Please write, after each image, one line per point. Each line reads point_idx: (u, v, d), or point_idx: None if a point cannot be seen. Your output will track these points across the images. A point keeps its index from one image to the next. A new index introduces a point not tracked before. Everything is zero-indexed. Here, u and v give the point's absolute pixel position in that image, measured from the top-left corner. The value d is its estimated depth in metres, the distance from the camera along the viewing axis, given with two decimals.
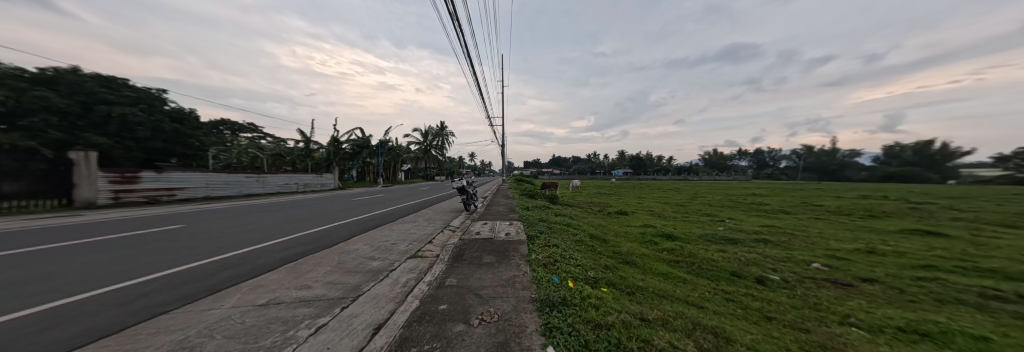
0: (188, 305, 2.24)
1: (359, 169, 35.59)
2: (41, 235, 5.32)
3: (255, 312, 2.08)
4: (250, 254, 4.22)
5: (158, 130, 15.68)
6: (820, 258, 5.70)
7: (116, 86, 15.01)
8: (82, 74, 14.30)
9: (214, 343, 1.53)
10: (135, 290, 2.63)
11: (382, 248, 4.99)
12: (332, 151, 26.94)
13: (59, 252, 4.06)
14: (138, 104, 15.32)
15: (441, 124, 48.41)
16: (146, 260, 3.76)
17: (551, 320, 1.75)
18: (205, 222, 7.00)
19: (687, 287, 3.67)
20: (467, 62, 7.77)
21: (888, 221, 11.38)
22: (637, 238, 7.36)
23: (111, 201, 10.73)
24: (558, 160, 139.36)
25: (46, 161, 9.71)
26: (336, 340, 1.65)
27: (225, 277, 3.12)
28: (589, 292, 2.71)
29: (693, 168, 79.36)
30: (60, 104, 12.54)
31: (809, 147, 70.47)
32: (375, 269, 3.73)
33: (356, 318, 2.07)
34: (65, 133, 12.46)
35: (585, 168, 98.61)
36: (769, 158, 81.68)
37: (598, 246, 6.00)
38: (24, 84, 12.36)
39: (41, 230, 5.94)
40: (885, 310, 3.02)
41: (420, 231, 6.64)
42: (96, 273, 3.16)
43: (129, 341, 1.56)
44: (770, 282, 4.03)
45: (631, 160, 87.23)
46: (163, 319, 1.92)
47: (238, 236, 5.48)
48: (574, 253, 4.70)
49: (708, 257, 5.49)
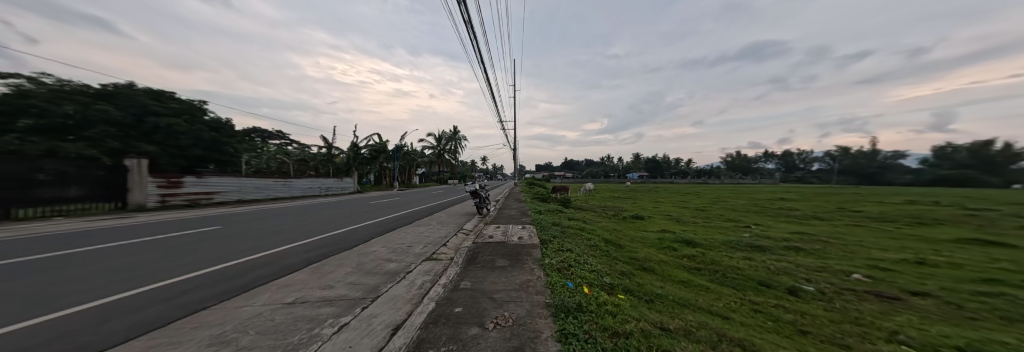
0: (224, 302, 2.40)
1: (377, 173, 36.94)
2: (100, 235, 5.91)
3: (284, 310, 2.19)
4: (276, 255, 4.46)
5: (197, 139, 17.07)
6: (861, 269, 5.25)
7: (164, 99, 16.42)
8: (136, 88, 15.75)
9: (247, 338, 1.63)
10: (179, 286, 2.85)
11: (399, 250, 5.15)
12: (352, 156, 28.18)
13: (113, 251, 4.45)
14: (181, 115, 16.76)
15: (455, 129, 49.47)
16: (188, 258, 4.10)
17: (567, 327, 1.73)
18: (238, 224, 7.45)
19: (711, 297, 3.49)
20: (481, 65, 7.94)
21: (941, 229, 10.29)
22: (654, 244, 7.11)
23: (158, 204, 11.76)
24: (571, 163, 137.89)
25: (103, 167, 10.63)
26: (357, 339, 1.70)
27: (256, 276, 3.31)
28: (605, 299, 2.64)
29: (713, 171, 76.09)
30: (117, 116, 13.92)
31: (844, 148, 65.50)
32: (393, 271, 3.83)
33: (375, 318, 2.14)
34: (120, 142, 13.96)
35: (599, 171, 97.13)
36: (799, 160, 76.50)
37: (614, 252, 5.81)
38: (88, 99, 13.77)
39: (87, 232, 6.40)
40: (940, 327, 2.74)
41: (435, 234, 6.78)
42: (144, 270, 3.47)
43: (176, 334, 1.69)
44: (804, 294, 3.76)
45: (647, 163, 85.12)
46: (202, 315, 2.05)
47: (269, 237, 5.84)
48: (588, 258, 4.62)
49: (733, 265, 5.20)
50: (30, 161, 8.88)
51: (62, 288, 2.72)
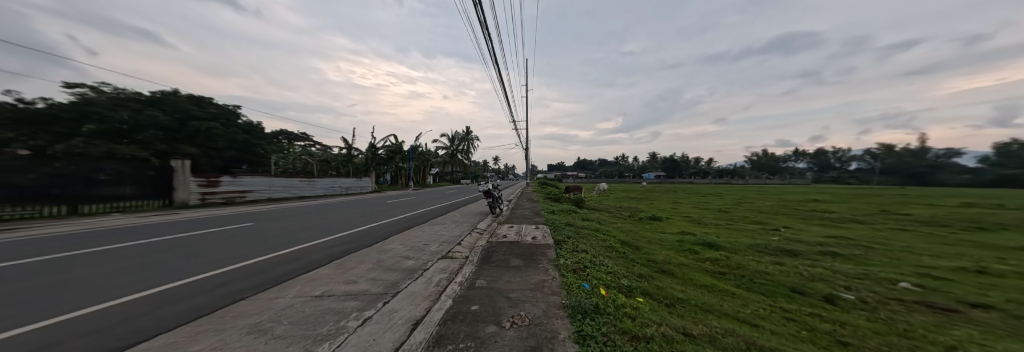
0: (260, 293, 2.57)
1: (393, 173, 38.04)
2: (149, 230, 6.46)
3: (312, 303, 2.32)
4: (303, 250, 4.71)
5: (232, 141, 18.33)
6: (909, 277, 4.80)
7: (204, 104, 17.76)
8: (179, 95, 17.14)
9: (282, 328, 1.74)
10: (219, 278, 3.09)
11: (416, 248, 5.29)
12: (370, 157, 29.21)
13: (161, 245, 4.87)
14: (218, 119, 18.05)
15: (468, 130, 50.03)
16: (225, 253, 4.41)
17: (584, 328, 1.71)
18: (268, 222, 7.93)
19: (736, 302, 3.33)
20: (495, 66, 7.99)
21: (1006, 235, 9.20)
22: (673, 246, 6.87)
23: (199, 201, 12.73)
24: (583, 163, 135.80)
25: (153, 167, 11.64)
26: (380, 333, 1.77)
27: (286, 270, 3.51)
28: (624, 301, 2.59)
29: (736, 171, 72.23)
30: (163, 121, 15.23)
31: (887, 146, 60.07)
32: (411, 268, 3.94)
33: (396, 313, 2.21)
34: (167, 145, 15.26)
35: (613, 171, 95.03)
36: (834, 159, 70.98)
37: (630, 254, 5.67)
38: (140, 105, 15.14)
39: (137, 227, 7.02)
40: (1008, 344, 2.45)
41: (449, 233, 6.91)
42: (188, 263, 3.78)
43: (220, 322, 1.83)
44: (842, 302, 3.50)
45: (664, 163, 82.28)
46: (241, 305, 2.21)
47: (295, 234, 6.17)
48: (604, 260, 4.53)
49: (760, 270, 4.92)
50: (91, 162, 9.88)
51: (116, 280, 2.99)
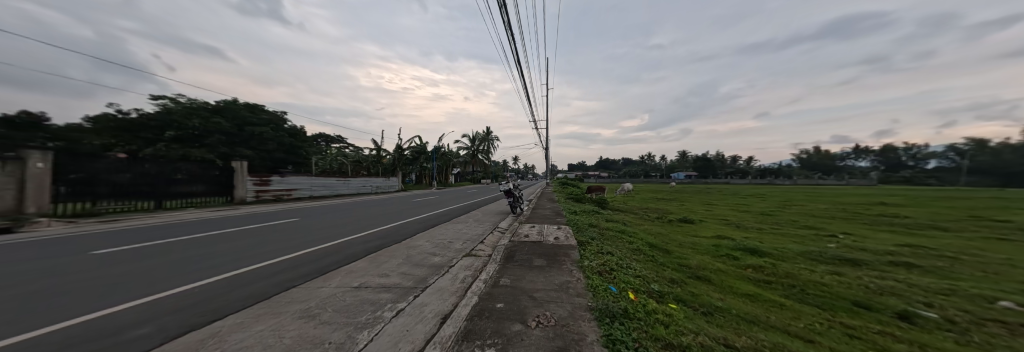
0: (307, 282, 2.82)
1: (418, 173, 39.66)
2: (214, 223, 7.35)
3: (351, 293, 2.49)
4: (341, 245, 5.08)
5: (279, 144, 20.26)
6: (1014, 296, 4.00)
7: (257, 111, 19.83)
8: (238, 103, 19.29)
9: (326, 314, 1.88)
10: (274, 267, 3.46)
11: (442, 245, 5.47)
12: (397, 157, 30.69)
13: (225, 237, 5.54)
14: (269, 124, 20.06)
15: (489, 130, 50.63)
16: (276, 245, 4.91)
17: (613, 332, 1.65)
18: (309, 218, 8.67)
19: (786, 315, 3.02)
20: (517, 64, 7.97)
21: None
22: (708, 251, 6.41)
23: (254, 198, 14.29)
24: (606, 163, 131.33)
25: (219, 168, 13.21)
26: (412, 324, 1.85)
27: (327, 262, 3.82)
28: (655, 307, 2.46)
29: (781, 171, 65.47)
30: (225, 127, 17.23)
31: (978, 140, 50.78)
32: (437, 264, 4.08)
33: (426, 307, 2.30)
34: (228, 148, 17.30)
35: (639, 171, 90.77)
36: (906, 156, 61.49)
37: (659, 257, 5.37)
38: (207, 113, 17.27)
39: (204, 221, 7.97)
40: None
41: (472, 231, 7.05)
42: (248, 253, 4.26)
43: (276, 306, 2.03)
44: (921, 321, 3.02)
45: (696, 161, 76.98)
46: (292, 292, 2.44)
47: (334, 229, 6.70)
48: (631, 263, 4.34)
49: (814, 280, 4.42)
50: (172, 164, 11.49)
51: (190, 267, 3.46)
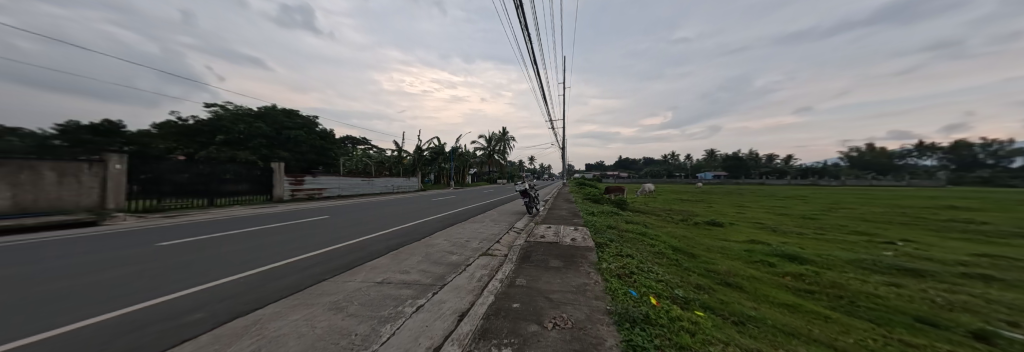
0: (336, 276, 3.00)
1: (437, 173, 40.73)
2: (254, 220, 8.00)
3: (375, 288, 2.61)
4: (365, 242, 5.34)
5: (312, 146, 21.70)
6: None
7: (293, 115, 21.39)
8: (276, 109, 20.94)
9: (352, 307, 1.98)
10: (306, 261, 3.71)
11: (459, 244, 5.56)
12: (417, 158, 31.71)
13: (264, 233, 6.03)
14: (303, 128, 21.51)
15: (505, 131, 50.86)
16: (308, 241, 5.26)
17: (634, 338, 1.59)
18: (336, 216, 9.20)
19: (832, 329, 2.73)
20: (532, 62, 7.94)
21: None
22: (739, 256, 5.98)
23: (290, 197, 15.42)
24: (627, 162, 126.91)
25: (261, 169, 14.40)
26: (431, 321, 1.90)
27: (353, 258, 4.03)
28: (680, 313, 2.33)
29: (824, 170, 59.55)
30: (265, 131, 18.79)
31: None
32: (455, 262, 4.16)
33: (444, 304, 2.35)
34: (268, 150, 18.87)
35: (662, 171, 86.73)
36: (983, 154, 53.42)
37: (684, 262, 5.08)
38: (251, 118, 18.95)
39: (246, 217, 8.71)
40: None
41: (489, 231, 7.11)
42: (283, 249, 4.62)
43: (308, 298, 2.18)
44: (1004, 343, 2.60)
45: (727, 160, 72.04)
46: (322, 285, 2.60)
47: (359, 227, 7.06)
48: (653, 266, 4.14)
49: (865, 292, 3.97)
50: (222, 165, 12.70)
51: (235, 260, 3.80)
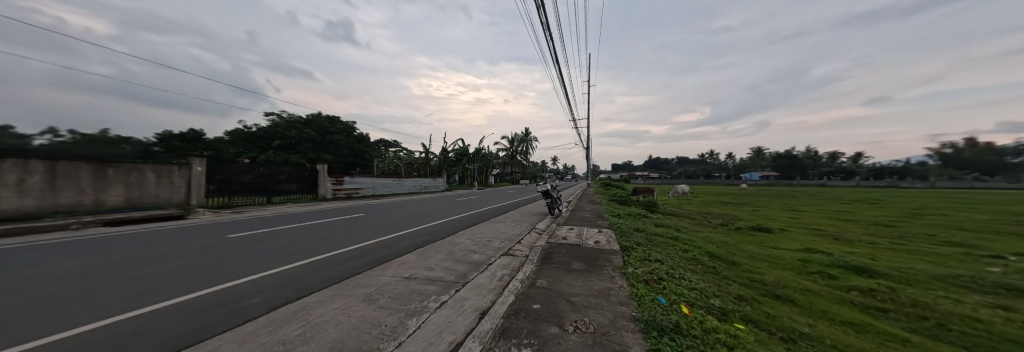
0: (369, 270, 3.23)
1: (462, 174, 41.89)
2: (301, 217, 8.88)
3: (403, 283, 2.76)
4: (394, 239, 5.66)
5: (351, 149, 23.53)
6: None
7: (336, 121, 23.40)
8: (321, 116, 23.10)
9: (382, 300, 2.12)
10: (342, 256, 4.04)
11: (481, 243, 5.66)
12: (443, 159, 32.91)
13: (309, 228, 6.69)
14: (344, 132, 23.36)
15: (528, 131, 50.76)
16: (345, 237, 5.73)
17: (661, 348, 1.50)
18: (370, 214, 9.88)
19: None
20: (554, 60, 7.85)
21: None
22: (789, 266, 5.32)
23: (331, 196, 16.88)
24: (658, 162, 119.51)
25: (308, 170, 15.98)
26: (454, 317, 1.95)
27: (383, 254, 4.29)
28: (717, 325, 2.14)
29: (904, 170, 50.71)
30: (311, 136, 20.89)
31: None
32: (477, 261, 4.25)
33: (466, 301, 2.41)
34: (314, 153, 20.92)
35: (698, 171, 80.36)
36: None
37: (723, 270, 4.64)
38: (301, 125, 21.15)
39: (295, 214, 9.71)
40: None
41: (510, 231, 7.14)
42: (325, 244, 5.08)
43: (344, 289, 2.37)
44: None
45: (776, 159, 64.53)
46: (357, 277, 2.83)
47: (390, 225, 7.52)
48: (685, 273, 3.85)
49: (959, 313, 3.31)
50: (278, 167, 14.33)
51: (285, 254, 4.27)
